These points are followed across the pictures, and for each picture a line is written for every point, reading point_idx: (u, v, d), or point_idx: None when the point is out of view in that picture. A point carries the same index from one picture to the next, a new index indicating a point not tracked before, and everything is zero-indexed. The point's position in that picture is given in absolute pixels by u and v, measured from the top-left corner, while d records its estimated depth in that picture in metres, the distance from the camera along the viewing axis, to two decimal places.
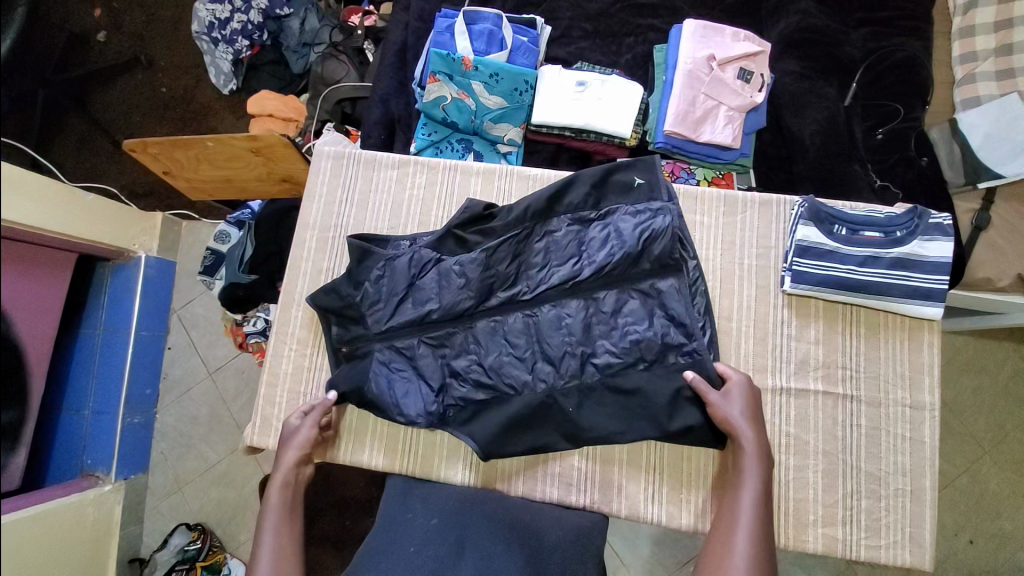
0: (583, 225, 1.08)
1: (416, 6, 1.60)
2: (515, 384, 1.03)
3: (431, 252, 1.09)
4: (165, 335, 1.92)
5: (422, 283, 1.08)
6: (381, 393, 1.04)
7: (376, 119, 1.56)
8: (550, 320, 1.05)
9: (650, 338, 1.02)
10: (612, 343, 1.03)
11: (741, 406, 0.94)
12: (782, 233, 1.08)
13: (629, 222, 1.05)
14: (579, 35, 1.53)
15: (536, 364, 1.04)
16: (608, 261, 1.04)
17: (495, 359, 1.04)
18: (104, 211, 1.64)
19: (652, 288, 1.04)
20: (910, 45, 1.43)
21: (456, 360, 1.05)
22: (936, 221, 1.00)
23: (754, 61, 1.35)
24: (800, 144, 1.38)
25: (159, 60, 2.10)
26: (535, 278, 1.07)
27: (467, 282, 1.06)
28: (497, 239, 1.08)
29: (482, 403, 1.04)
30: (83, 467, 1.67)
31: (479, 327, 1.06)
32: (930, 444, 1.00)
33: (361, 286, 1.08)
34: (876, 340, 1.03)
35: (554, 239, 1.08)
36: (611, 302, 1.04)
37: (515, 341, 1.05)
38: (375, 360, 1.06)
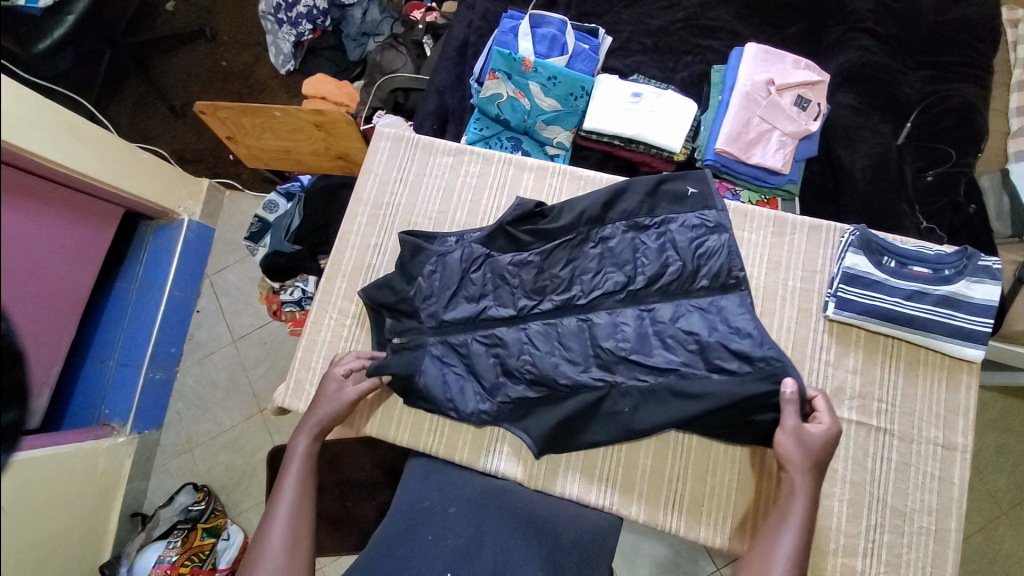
0: (637, 233, 1.09)
1: (481, 6, 1.65)
2: (570, 387, 1.01)
3: (481, 247, 1.11)
4: (196, 298, 1.96)
5: (473, 277, 1.10)
6: (434, 390, 1.06)
7: (431, 109, 1.59)
8: (605, 326, 1.04)
9: (702, 358, 0.99)
10: (670, 354, 1.01)
11: (806, 446, 0.89)
12: (829, 259, 1.08)
13: (682, 235, 1.07)
14: (637, 49, 1.56)
15: (591, 368, 1.02)
16: (659, 272, 1.05)
17: (549, 362, 1.03)
18: (156, 172, 1.70)
19: (711, 305, 1.02)
20: (969, 91, 1.42)
21: (510, 359, 1.04)
22: (987, 263, 0.99)
23: (813, 90, 1.36)
24: (850, 177, 1.38)
25: (222, 35, 2.18)
26: (590, 283, 1.07)
27: (521, 281, 1.09)
28: (549, 248, 1.09)
29: (533, 402, 1.03)
30: (101, 416, 1.70)
31: (534, 328, 1.06)
32: (959, 486, 0.98)
33: (414, 281, 1.10)
34: (914, 376, 1.02)
35: (609, 246, 1.09)
36: (667, 314, 1.03)
37: (569, 344, 1.04)
38: (428, 354, 1.07)
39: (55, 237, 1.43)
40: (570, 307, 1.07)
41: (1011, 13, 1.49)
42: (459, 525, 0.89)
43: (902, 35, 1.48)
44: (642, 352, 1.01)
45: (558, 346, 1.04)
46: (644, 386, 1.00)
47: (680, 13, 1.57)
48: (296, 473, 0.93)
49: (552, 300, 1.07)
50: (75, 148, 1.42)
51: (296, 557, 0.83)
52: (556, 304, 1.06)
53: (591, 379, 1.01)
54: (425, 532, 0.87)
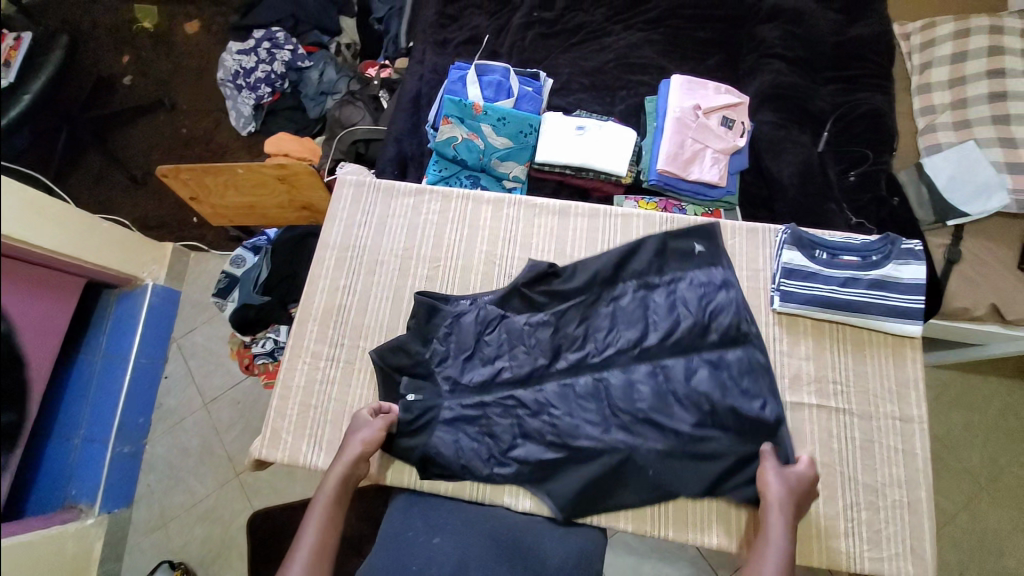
0: (648, 291, 1.13)
1: (431, 60, 1.77)
2: (591, 449, 1.04)
3: (496, 308, 1.15)
4: (163, 364, 1.93)
5: (488, 340, 1.13)
6: (445, 457, 1.07)
7: (391, 156, 1.67)
8: (620, 385, 1.08)
9: (719, 406, 1.03)
10: (689, 408, 1.04)
11: (787, 483, 0.95)
12: (769, 257, 1.17)
13: (691, 293, 1.11)
14: (577, 88, 1.70)
15: (610, 427, 1.05)
16: (673, 329, 1.09)
17: (567, 424, 1.06)
18: (119, 242, 1.72)
19: (720, 359, 1.06)
20: (874, 98, 1.59)
21: (530, 420, 1.07)
22: (909, 246, 1.08)
23: (735, 110, 1.51)
24: (781, 184, 1.52)
25: (181, 104, 2.26)
26: (602, 341, 1.11)
27: (538, 341, 1.12)
28: (548, 312, 1.14)
29: (555, 462, 1.05)
30: (67, 498, 1.61)
31: (550, 389, 1.09)
32: (922, 455, 1.04)
33: (429, 344, 1.13)
34: (862, 356, 1.09)
35: (620, 305, 1.13)
36: (679, 370, 1.07)
37: (587, 404, 1.07)
38: (439, 421, 1.08)
39: (24, 310, 1.42)
40: (584, 366, 1.10)
41: (900, 30, 1.67)
42: (443, 552, 0.90)
43: (807, 56, 1.66)
44: (659, 411, 1.05)
45: (576, 407, 1.07)
46: (664, 449, 1.02)
47: (612, 54, 1.73)
48: (317, 527, 0.94)
49: (568, 357, 1.11)
50: (38, 225, 1.42)
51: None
52: (572, 361, 1.10)
53: (612, 442, 1.04)
54: (410, 564, 0.88)
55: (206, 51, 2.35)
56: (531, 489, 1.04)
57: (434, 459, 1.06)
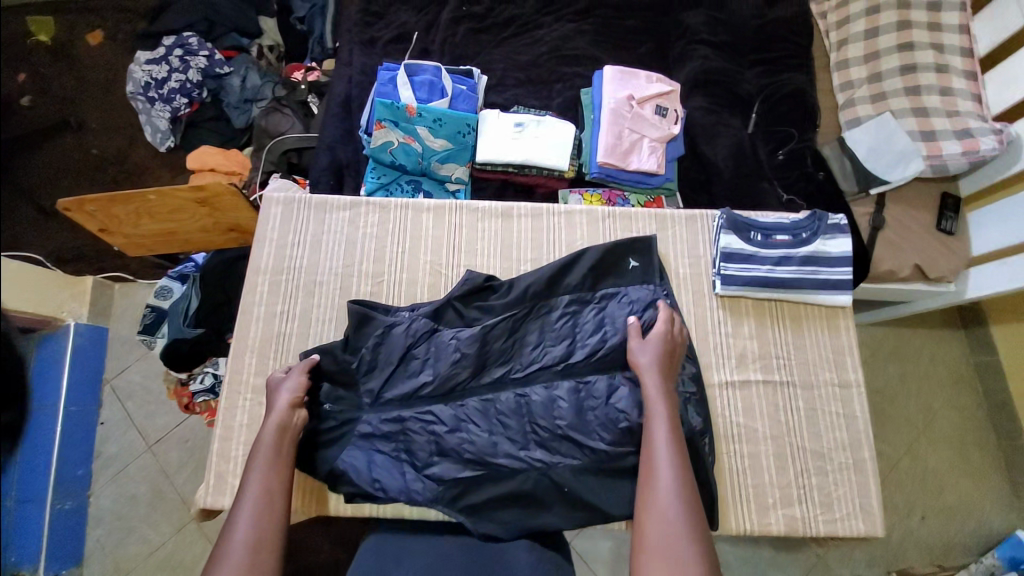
0: (579, 308, 1.12)
1: (358, 61, 1.69)
2: (508, 468, 1.01)
3: (428, 322, 1.11)
4: (97, 410, 1.77)
5: (416, 353, 1.09)
6: (357, 478, 1.02)
7: (324, 166, 1.59)
8: (542, 402, 1.04)
9: (635, 422, 1.01)
10: (602, 425, 1.02)
11: (652, 356, 1.00)
12: (708, 242, 1.19)
13: (618, 310, 1.11)
14: (513, 83, 1.68)
15: (530, 445, 1.02)
16: (600, 346, 1.08)
17: (486, 440, 1.02)
18: (25, 282, 1.59)
19: (642, 377, 1.06)
20: (796, 79, 1.66)
21: (447, 436, 1.03)
22: (834, 221, 1.13)
23: (667, 98, 1.53)
24: (716, 167, 1.56)
25: (89, 122, 2.05)
26: (527, 357, 1.09)
27: (462, 355, 1.07)
28: (467, 330, 1.10)
29: (473, 479, 1.01)
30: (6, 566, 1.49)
31: (471, 405, 1.05)
32: (862, 418, 1.10)
33: (358, 353, 1.09)
34: (800, 330, 1.13)
35: (549, 322, 1.11)
36: (603, 387, 1.05)
37: (507, 421, 1.04)
38: (353, 437, 1.04)
39: None
40: (506, 381, 1.07)
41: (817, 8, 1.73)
42: None
43: (733, 41, 1.70)
44: (579, 428, 1.02)
45: (495, 424, 1.04)
46: (579, 465, 1.01)
47: (545, 46, 1.71)
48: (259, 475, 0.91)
49: (491, 374, 1.08)
50: None
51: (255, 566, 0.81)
52: (496, 377, 1.07)
53: (529, 461, 1.01)
54: None
55: (113, 63, 2.13)
56: (443, 508, 0.99)
57: (344, 477, 1.02)
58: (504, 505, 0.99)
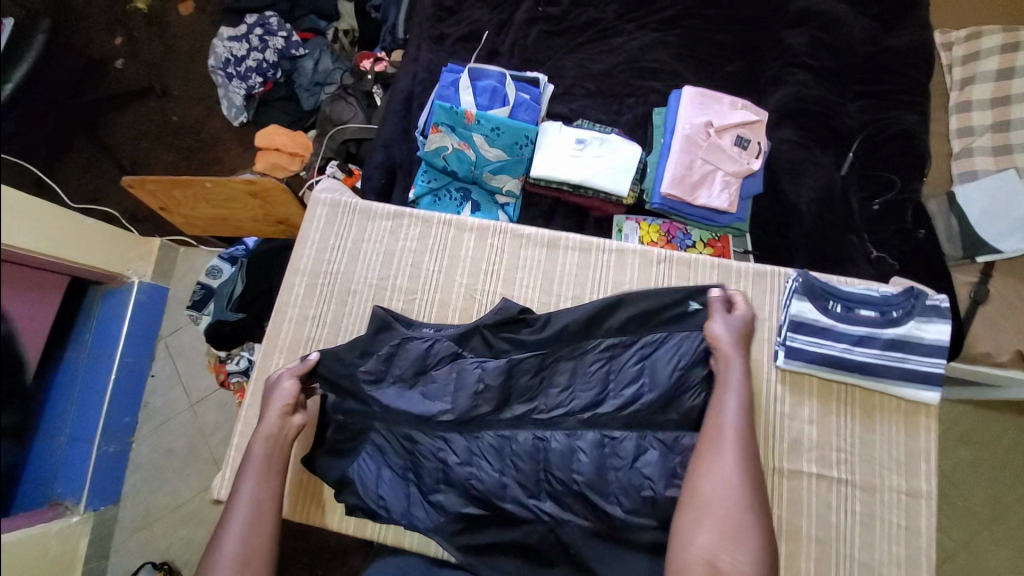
0: (617, 353, 1.02)
1: (425, 58, 1.64)
2: (512, 515, 0.95)
3: (452, 345, 1.05)
4: (149, 363, 1.92)
5: (435, 374, 1.03)
6: (361, 491, 1.00)
7: (378, 163, 1.57)
8: (561, 451, 0.95)
9: (661, 495, 0.91)
10: (625, 489, 0.91)
11: (733, 329, 0.98)
12: (775, 306, 1.06)
13: (665, 359, 1.00)
14: (581, 93, 1.57)
15: (540, 496, 0.95)
16: (634, 399, 0.97)
17: (495, 480, 0.95)
18: (101, 238, 1.70)
19: (676, 442, 0.95)
20: (907, 118, 1.44)
21: (456, 469, 0.96)
22: (934, 301, 0.96)
23: (752, 129, 1.38)
24: (797, 211, 1.39)
25: (174, 90, 2.16)
26: (554, 399, 1.00)
27: (484, 387, 1.00)
28: (491, 361, 1.03)
29: (474, 517, 0.96)
30: (51, 496, 1.59)
31: (486, 440, 0.97)
32: (927, 535, 0.94)
33: (373, 360, 1.04)
34: (871, 422, 0.98)
35: (583, 363, 1.02)
36: (630, 448, 0.94)
37: (520, 464, 0.95)
38: (366, 449, 1.01)
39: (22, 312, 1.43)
40: (526, 420, 0.99)
41: (942, 38, 1.50)
42: None
43: (837, 66, 1.50)
44: (597, 489, 0.92)
45: (508, 466, 0.96)
46: (586, 527, 0.93)
47: (621, 56, 1.59)
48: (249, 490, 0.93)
49: (511, 408, 1.00)
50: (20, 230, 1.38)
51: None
52: (516, 414, 0.99)
53: (537, 513, 0.94)
54: None
55: (199, 34, 2.24)
56: (441, 540, 0.97)
57: (350, 487, 1.01)
58: (501, 549, 0.97)
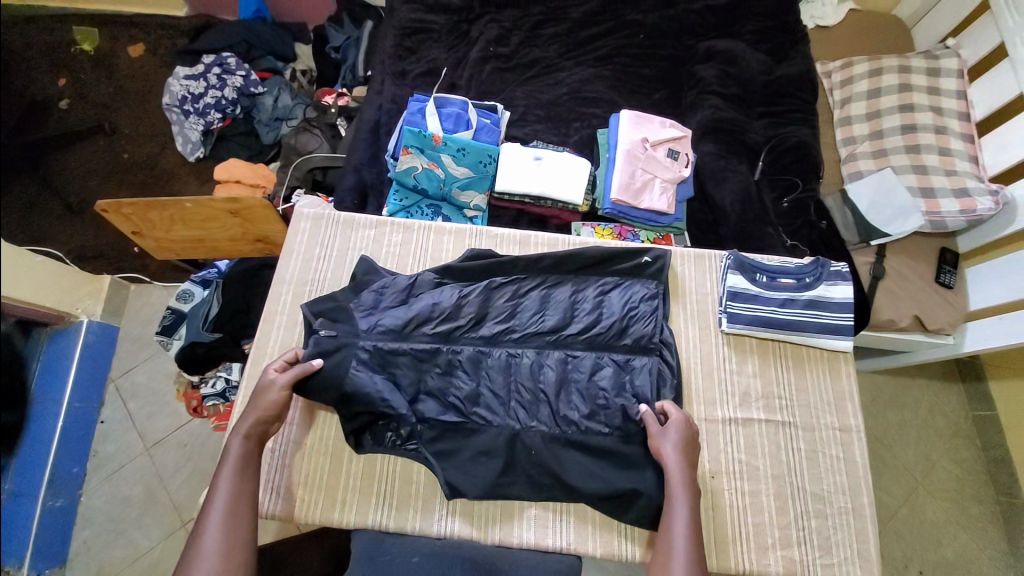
0: (579, 287, 1.17)
1: (389, 91, 1.79)
2: (482, 421, 1.07)
3: (432, 276, 1.18)
4: (99, 408, 1.81)
5: (418, 297, 1.15)
6: (366, 395, 1.04)
7: (349, 185, 1.67)
8: (530, 365, 1.10)
9: (609, 397, 1.07)
10: (583, 394, 1.08)
11: (675, 441, 0.99)
12: (715, 282, 1.24)
13: (618, 298, 1.16)
14: (533, 120, 1.77)
15: (510, 403, 1.07)
16: (594, 326, 1.12)
17: (469, 390, 1.08)
18: (47, 276, 1.63)
19: (627, 363, 1.10)
20: (801, 132, 1.74)
21: (436, 378, 1.09)
22: (836, 268, 1.18)
23: (679, 144, 1.62)
24: (723, 211, 1.62)
25: (123, 128, 2.12)
26: (525, 322, 1.13)
27: (464, 307, 1.13)
28: (469, 286, 1.16)
29: (451, 425, 1.07)
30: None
31: (464, 352, 1.10)
32: (862, 462, 1.11)
33: (361, 295, 1.15)
34: (802, 372, 1.16)
35: (549, 295, 1.16)
36: (588, 364, 1.10)
37: (494, 378, 1.09)
38: (353, 360, 1.08)
39: None
40: (501, 339, 1.12)
41: (822, 68, 1.85)
42: None
43: (743, 93, 1.80)
44: (558, 397, 1.08)
45: (482, 377, 1.09)
46: (547, 433, 1.06)
47: (565, 88, 1.82)
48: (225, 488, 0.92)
49: (487, 327, 1.13)
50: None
51: (228, 571, 0.84)
52: (491, 332, 1.12)
53: (506, 418, 1.07)
54: None
55: (153, 76, 2.25)
56: (419, 446, 1.06)
57: (354, 398, 1.04)
58: (472, 456, 1.05)
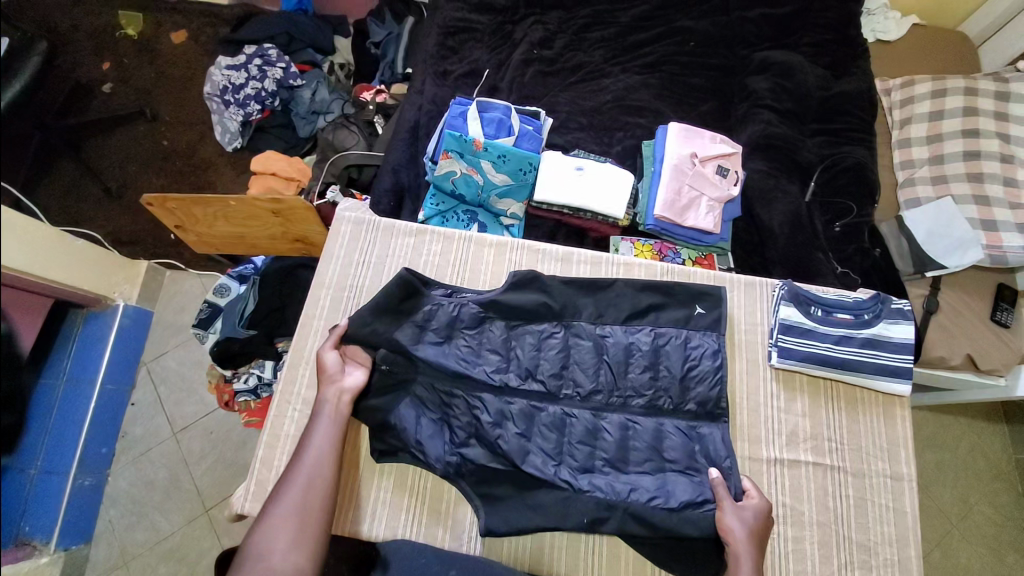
0: (633, 334, 1.13)
1: (430, 91, 1.76)
2: (536, 478, 1.03)
3: (480, 306, 1.15)
4: (131, 390, 1.84)
5: (472, 332, 1.14)
6: (404, 434, 1.05)
7: (387, 187, 1.65)
8: (586, 427, 1.07)
9: (670, 467, 1.04)
10: (644, 460, 1.05)
11: (746, 523, 0.97)
12: (766, 312, 1.19)
13: (676, 353, 1.11)
14: (575, 127, 1.73)
15: (563, 465, 1.04)
16: (654, 391, 1.08)
17: (519, 444, 1.04)
18: (86, 258, 1.65)
19: (693, 432, 1.07)
20: (858, 152, 1.66)
21: (488, 427, 1.05)
22: (898, 305, 1.12)
23: (729, 160, 1.56)
24: (771, 232, 1.56)
25: (164, 115, 2.12)
26: (580, 379, 1.10)
27: (514, 355, 1.12)
28: (518, 327, 1.14)
29: (497, 472, 1.05)
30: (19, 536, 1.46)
31: (517, 406, 1.08)
32: (912, 514, 1.06)
33: (406, 322, 1.13)
34: (855, 415, 1.11)
35: (605, 343, 1.12)
36: (649, 430, 1.07)
37: (546, 434, 1.06)
38: (407, 398, 1.08)
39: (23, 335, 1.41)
40: (558, 396, 1.09)
41: (882, 85, 1.75)
42: None
43: (796, 108, 1.71)
44: (617, 463, 1.05)
45: (534, 433, 1.06)
46: (603, 499, 1.00)
47: (610, 95, 1.77)
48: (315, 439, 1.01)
49: (540, 379, 1.10)
50: (18, 250, 1.40)
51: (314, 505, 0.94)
52: (546, 388, 1.09)
53: (557, 477, 1.02)
54: None
55: (194, 62, 2.21)
56: (463, 487, 1.05)
57: (393, 430, 1.07)
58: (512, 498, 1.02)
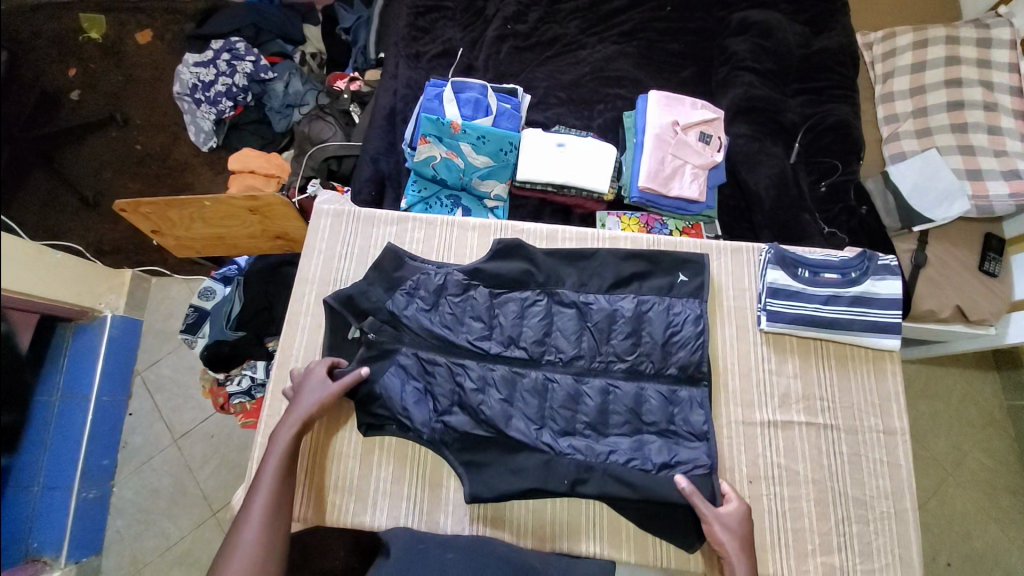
0: (616, 301, 1.12)
1: (404, 75, 1.71)
2: (517, 442, 1.04)
3: (463, 278, 1.14)
4: (127, 401, 1.83)
5: (451, 305, 1.12)
6: (389, 400, 1.06)
7: (366, 177, 1.62)
8: (568, 392, 1.07)
9: (648, 429, 1.05)
10: (624, 423, 1.06)
11: (730, 530, 0.96)
12: (753, 276, 1.19)
13: (659, 319, 1.10)
14: (554, 102, 1.69)
15: (545, 429, 1.05)
16: (635, 357, 1.08)
17: (502, 410, 1.05)
18: (70, 272, 1.64)
19: (674, 395, 1.07)
20: (841, 110, 1.64)
21: (471, 395, 1.05)
22: (885, 262, 1.11)
23: (712, 126, 1.53)
24: (757, 197, 1.55)
25: (134, 119, 2.00)
26: (563, 347, 1.10)
27: (496, 326, 1.11)
28: (503, 297, 1.13)
29: (478, 439, 1.05)
30: (29, 552, 1.49)
31: (499, 371, 1.08)
32: (906, 466, 1.08)
33: (394, 294, 1.13)
34: (845, 371, 1.12)
35: (588, 310, 1.11)
36: (630, 393, 1.07)
37: (527, 400, 1.06)
38: (391, 365, 1.09)
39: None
40: (539, 362, 1.09)
41: (863, 39, 1.72)
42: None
43: (778, 68, 1.67)
44: (598, 427, 1.05)
45: (517, 398, 1.06)
46: (582, 462, 1.02)
47: (588, 67, 1.73)
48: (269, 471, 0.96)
49: (522, 347, 1.09)
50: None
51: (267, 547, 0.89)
52: (528, 355, 1.09)
53: (536, 441, 1.03)
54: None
55: (161, 62, 2.15)
56: (447, 454, 1.05)
57: (379, 399, 1.07)
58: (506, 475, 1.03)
